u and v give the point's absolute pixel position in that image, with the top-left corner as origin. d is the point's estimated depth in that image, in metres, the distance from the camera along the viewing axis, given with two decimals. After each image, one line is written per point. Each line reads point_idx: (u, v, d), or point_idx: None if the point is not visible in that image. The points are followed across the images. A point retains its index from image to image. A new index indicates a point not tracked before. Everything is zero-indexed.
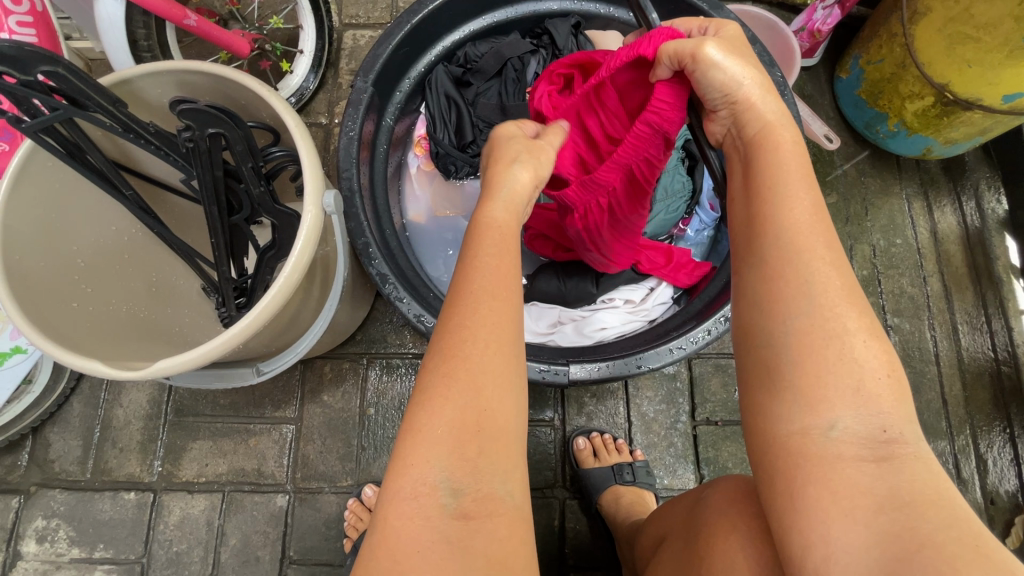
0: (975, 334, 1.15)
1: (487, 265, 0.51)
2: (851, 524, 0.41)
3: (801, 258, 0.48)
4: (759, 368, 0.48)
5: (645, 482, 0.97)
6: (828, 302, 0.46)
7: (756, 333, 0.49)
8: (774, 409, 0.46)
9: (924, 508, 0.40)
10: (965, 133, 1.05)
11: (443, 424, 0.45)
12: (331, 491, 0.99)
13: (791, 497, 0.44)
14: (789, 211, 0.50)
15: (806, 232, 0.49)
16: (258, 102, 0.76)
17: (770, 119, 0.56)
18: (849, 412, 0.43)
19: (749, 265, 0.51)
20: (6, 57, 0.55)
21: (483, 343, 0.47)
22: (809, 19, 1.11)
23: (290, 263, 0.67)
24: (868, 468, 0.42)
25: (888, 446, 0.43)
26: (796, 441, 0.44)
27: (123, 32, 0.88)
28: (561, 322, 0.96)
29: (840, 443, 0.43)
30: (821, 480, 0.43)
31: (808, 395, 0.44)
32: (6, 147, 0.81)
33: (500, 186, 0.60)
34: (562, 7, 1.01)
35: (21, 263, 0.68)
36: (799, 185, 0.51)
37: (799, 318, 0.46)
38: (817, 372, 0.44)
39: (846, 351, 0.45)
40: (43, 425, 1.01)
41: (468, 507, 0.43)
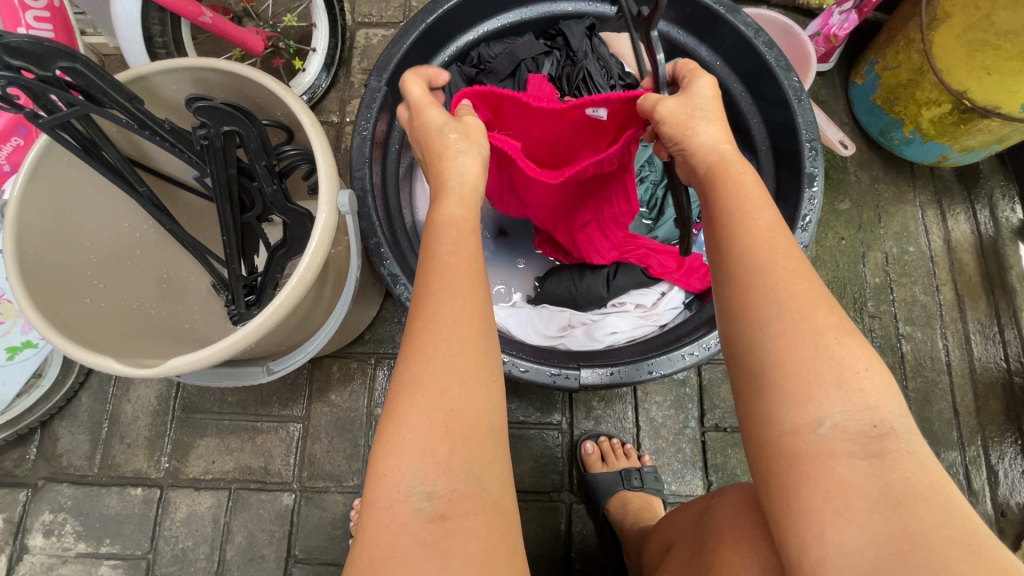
0: (988, 344, 1.14)
1: (443, 264, 0.51)
2: (845, 524, 0.39)
3: (763, 270, 0.48)
4: (745, 376, 0.47)
5: (653, 488, 0.96)
6: (801, 308, 0.45)
7: (738, 348, 0.48)
8: (764, 413, 0.45)
9: (916, 506, 0.39)
10: (982, 140, 1.04)
11: (411, 429, 0.44)
12: (337, 491, 0.99)
13: (787, 498, 0.42)
14: (748, 230, 0.50)
15: (767, 245, 0.49)
16: (273, 101, 0.76)
17: (716, 158, 0.57)
18: (837, 408, 0.42)
19: (724, 277, 0.50)
20: (25, 52, 0.55)
21: (445, 343, 0.47)
22: (825, 24, 1.11)
23: (303, 261, 0.67)
24: (861, 466, 0.40)
25: (878, 442, 0.41)
26: (788, 442, 0.43)
27: (139, 28, 0.88)
28: (572, 326, 0.95)
29: (830, 440, 0.41)
30: (813, 480, 0.41)
31: (793, 395, 0.43)
32: (22, 141, 0.82)
33: (450, 183, 0.60)
34: (576, 9, 1.00)
35: (35, 259, 0.68)
36: (755, 206, 0.51)
37: (774, 325, 0.45)
38: (798, 371, 0.44)
39: (823, 349, 0.44)
40: (51, 419, 1.01)
41: (443, 509, 0.42)
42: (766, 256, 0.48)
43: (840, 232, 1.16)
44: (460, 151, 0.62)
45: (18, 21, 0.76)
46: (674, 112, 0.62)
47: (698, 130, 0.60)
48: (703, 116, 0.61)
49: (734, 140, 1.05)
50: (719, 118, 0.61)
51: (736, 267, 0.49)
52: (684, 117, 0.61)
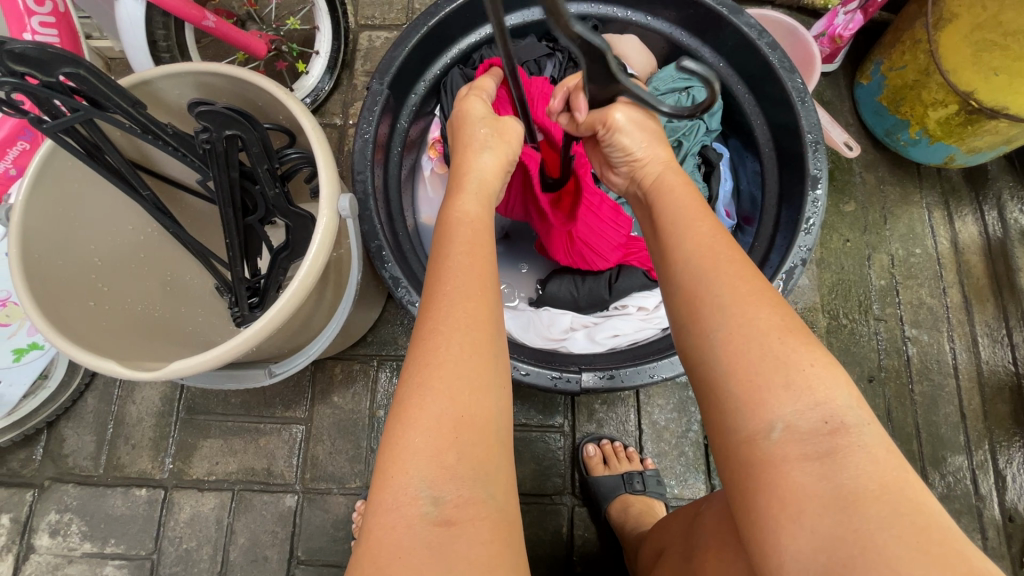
0: (995, 347, 1.12)
1: (460, 266, 0.52)
2: (799, 530, 0.39)
3: (708, 277, 0.48)
4: (702, 385, 0.46)
5: (655, 491, 0.96)
6: (740, 308, 0.46)
7: (692, 355, 0.48)
8: (722, 421, 0.44)
9: (866, 506, 0.38)
10: (990, 141, 1.03)
11: (421, 431, 0.44)
12: (340, 493, 0.99)
13: (745, 505, 0.42)
14: (692, 238, 0.52)
15: (709, 251, 0.50)
16: (276, 105, 0.76)
17: (660, 170, 0.63)
18: (788, 408, 0.41)
19: (667, 287, 0.52)
20: (28, 58, 0.55)
21: (456, 347, 0.47)
22: (830, 24, 1.10)
23: (306, 265, 0.67)
24: (811, 468, 0.40)
25: (830, 439, 0.40)
26: (746, 450, 0.42)
27: (143, 32, 0.89)
28: (573, 328, 0.94)
29: (784, 445, 0.41)
30: (768, 487, 0.41)
31: (747, 401, 0.43)
32: (27, 145, 0.82)
33: (470, 181, 0.62)
34: (578, 11, 1.00)
35: (40, 263, 0.68)
36: (696, 215, 0.54)
37: (720, 331, 0.45)
38: (747, 375, 0.43)
39: (767, 351, 0.43)
40: (58, 420, 1.02)
41: (450, 514, 0.42)
42: (712, 263, 0.49)
43: (845, 234, 1.15)
44: (487, 150, 0.65)
45: (24, 27, 0.76)
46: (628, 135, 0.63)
47: (640, 154, 0.63)
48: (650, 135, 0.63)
49: (737, 141, 1.05)
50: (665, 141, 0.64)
51: (680, 280, 0.50)
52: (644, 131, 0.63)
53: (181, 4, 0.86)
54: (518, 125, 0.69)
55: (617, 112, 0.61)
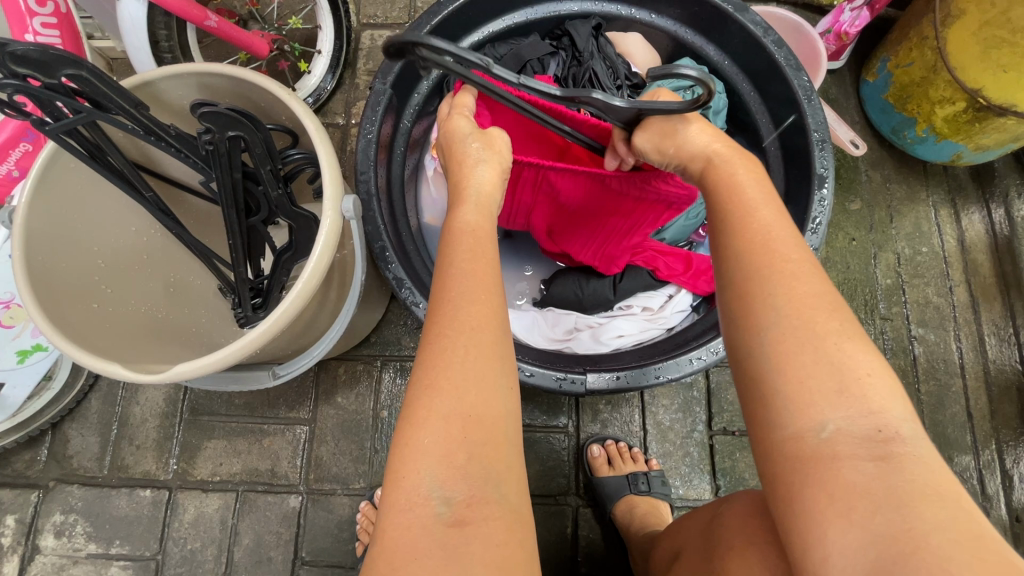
0: (1002, 346, 1.11)
1: (463, 269, 0.51)
2: (847, 526, 0.38)
3: (763, 273, 0.46)
4: (745, 380, 0.46)
5: (661, 492, 0.95)
6: (799, 310, 0.44)
7: (739, 350, 0.46)
8: (767, 417, 0.43)
9: (919, 507, 0.37)
10: (997, 139, 1.01)
11: (430, 432, 0.44)
12: (344, 493, 0.99)
13: (789, 497, 0.41)
14: (747, 229, 0.49)
15: (769, 244, 0.48)
16: (278, 105, 0.76)
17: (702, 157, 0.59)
18: (843, 411, 0.41)
19: (720, 279, 0.50)
20: (30, 60, 0.55)
21: (461, 350, 0.46)
22: (836, 21, 1.09)
23: (308, 267, 0.67)
24: (867, 468, 0.39)
25: (884, 446, 0.40)
26: (792, 447, 0.41)
27: (145, 33, 0.88)
28: (577, 329, 0.94)
29: (835, 443, 0.40)
30: (818, 482, 0.40)
31: (794, 400, 0.42)
32: (30, 146, 0.82)
33: (469, 190, 0.61)
34: (582, 8, 1.00)
35: (44, 265, 0.68)
36: (760, 202, 0.51)
37: (772, 330, 0.44)
38: (801, 377, 0.42)
39: (821, 354, 0.42)
40: (62, 421, 1.02)
41: (462, 514, 0.42)
42: (769, 258, 0.47)
43: (851, 233, 1.15)
44: (481, 162, 0.63)
45: (26, 27, 0.76)
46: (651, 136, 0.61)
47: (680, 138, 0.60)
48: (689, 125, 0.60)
49: (742, 140, 1.04)
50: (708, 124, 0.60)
51: (736, 267, 0.48)
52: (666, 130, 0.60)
53: (183, 5, 0.85)
54: (505, 136, 0.67)
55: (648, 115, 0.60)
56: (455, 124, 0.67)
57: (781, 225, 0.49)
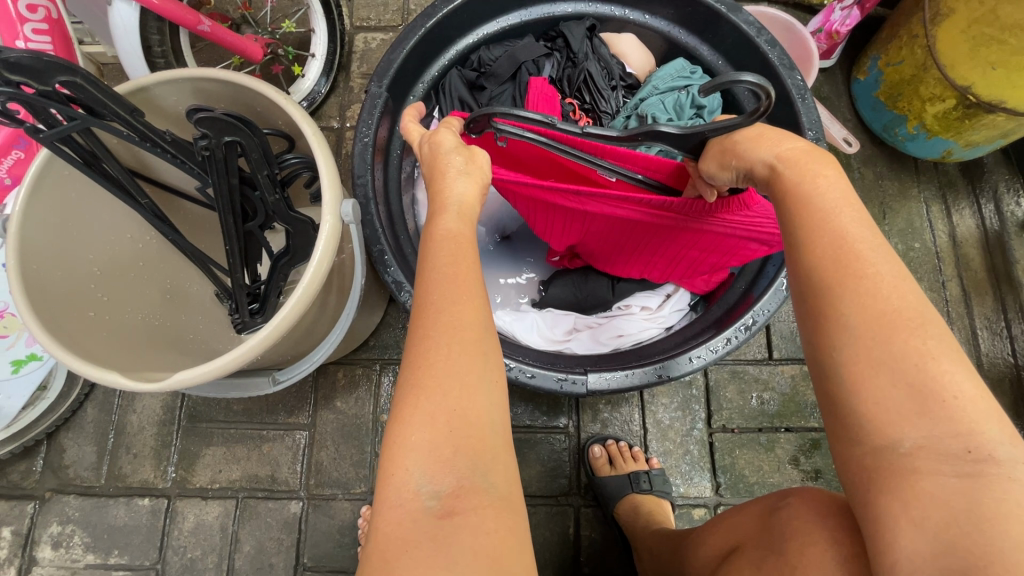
0: (994, 339, 1.13)
1: (444, 270, 0.50)
2: (917, 533, 0.39)
3: (838, 286, 0.45)
4: (822, 395, 0.46)
5: (662, 490, 0.96)
6: (873, 328, 0.42)
7: (815, 367, 0.46)
8: (842, 429, 0.44)
9: (1004, 524, 0.37)
10: (987, 135, 1.03)
11: (417, 429, 0.44)
12: (344, 498, 0.99)
13: (867, 503, 0.42)
14: (826, 233, 0.47)
15: (851, 252, 0.45)
16: (274, 109, 0.75)
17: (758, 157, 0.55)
18: (926, 429, 0.40)
19: (795, 288, 0.49)
20: (23, 68, 0.54)
21: (445, 349, 0.46)
22: (827, 20, 1.10)
23: (308, 270, 0.67)
24: (949, 484, 0.39)
25: (974, 464, 0.39)
26: (870, 459, 0.42)
27: (137, 38, 0.87)
28: (577, 330, 0.94)
29: (914, 458, 0.40)
30: (894, 491, 0.40)
31: (871, 417, 0.42)
32: (23, 154, 0.81)
33: (447, 199, 0.57)
34: (575, 9, 1.00)
35: (39, 273, 0.68)
36: (834, 204, 0.48)
37: (848, 349, 0.43)
38: (879, 396, 0.41)
39: (902, 373, 0.41)
40: (57, 431, 1.00)
41: (452, 505, 0.42)
42: (849, 272, 0.45)
43: None
44: (460, 175, 0.58)
45: (17, 34, 0.75)
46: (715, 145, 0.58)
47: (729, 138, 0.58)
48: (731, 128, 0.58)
49: None
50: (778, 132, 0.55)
51: (806, 274, 0.47)
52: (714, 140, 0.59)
53: (177, 10, 0.85)
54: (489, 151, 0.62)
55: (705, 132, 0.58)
56: (440, 138, 0.63)
57: (865, 234, 0.46)
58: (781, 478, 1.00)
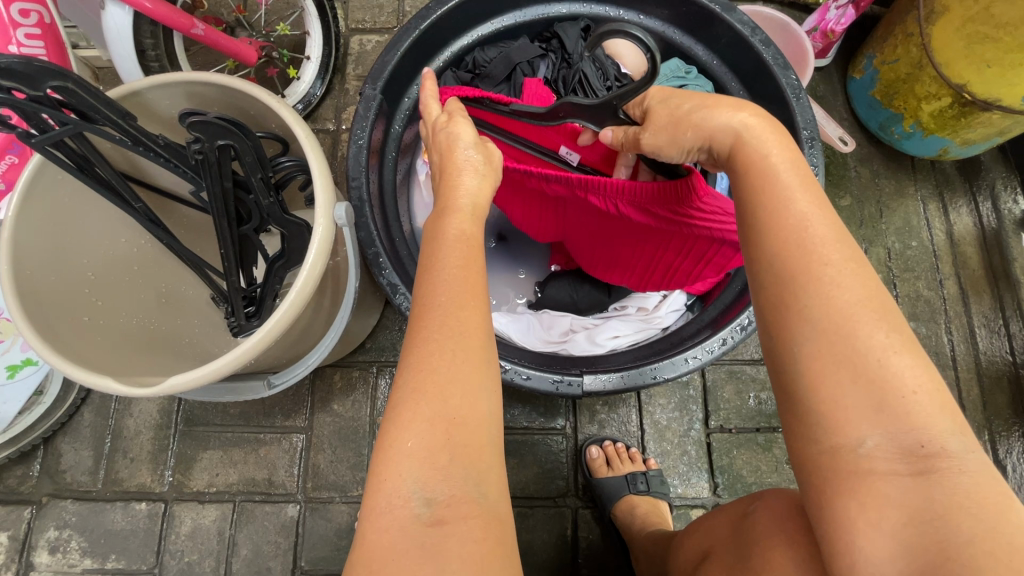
0: (993, 338, 1.13)
1: (450, 273, 0.50)
2: (875, 534, 0.39)
3: (798, 282, 0.44)
4: (782, 393, 0.45)
5: (660, 491, 0.95)
6: (836, 321, 0.42)
7: (776, 361, 0.45)
8: (802, 428, 0.43)
9: (957, 521, 0.37)
10: (983, 133, 1.03)
11: (413, 435, 0.43)
12: (342, 501, 0.99)
13: (824, 503, 0.42)
14: (793, 225, 0.46)
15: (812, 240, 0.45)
16: (268, 112, 0.75)
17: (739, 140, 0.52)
18: (881, 425, 0.40)
19: (754, 282, 0.48)
20: (13, 73, 0.54)
21: (448, 354, 0.46)
22: (822, 19, 1.10)
23: (301, 276, 0.66)
24: (903, 482, 0.39)
25: (926, 460, 0.39)
26: (827, 459, 0.42)
27: (131, 42, 0.87)
28: (573, 331, 0.94)
29: (872, 458, 0.40)
30: (850, 493, 0.40)
31: (832, 415, 0.41)
32: (17, 159, 0.81)
33: (459, 200, 0.57)
34: (570, 10, 1.00)
35: (32, 279, 0.67)
36: (792, 193, 0.47)
37: (808, 343, 0.43)
38: (838, 391, 0.41)
39: (861, 368, 0.41)
40: (54, 435, 1.00)
41: (442, 514, 0.41)
42: (810, 263, 0.44)
43: None
44: (472, 175, 0.60)
45: (9, 39, 0.75)
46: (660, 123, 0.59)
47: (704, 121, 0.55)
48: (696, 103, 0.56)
49: None
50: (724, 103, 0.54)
51: (766, 270, 0.46)
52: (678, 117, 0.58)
53: (170, 14, 0.85)
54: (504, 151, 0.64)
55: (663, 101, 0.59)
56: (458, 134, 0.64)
57: (826, 223, 0.46)
58: (779, 478, 1.00)
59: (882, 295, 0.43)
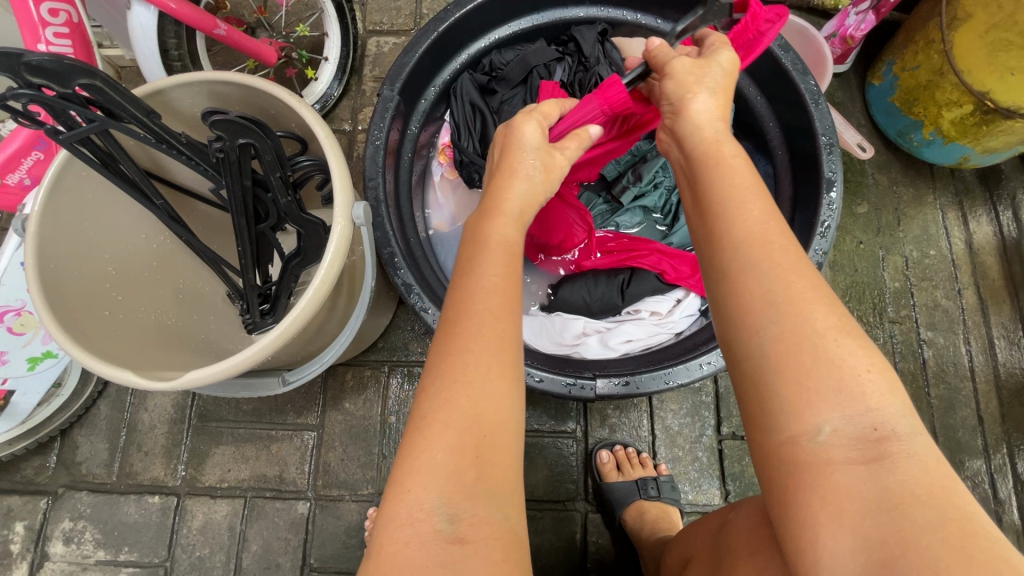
0: (1012, 349, 1.11)
1: (489, 284, 0.50)
2: (838, 529, 0.37)
3: (761, 269, 0.44)
4: (744, 384, 0.44)
5: (670, 497, 0.95)
6: (795, 306, 0.42)
7: (735, 349, 0.44)
8: (763, 419, 0.42)
9: (911, 510, 0.36)
10: (1004, 142, 1.02)
11: (442, 448, 0.43)
12: (352, 499, 0.99)
13: (785, 501, 0.40)
14: (741, 224, 0.46)
15: (762, 239, 0.45)
16: (288, 113, 0.76)
17: (710, 137, 0.55)
18: (836, 413, 0.39)
19: (709, 277, 0.48)
20: (45, 71, 0.56)
21: (484, 365, 0.46)
22: (841, 25, 1.09)
23: (320, 273, 0.67)
24: (858, 471, 0.38)
25: (878, 446, 0.38)
26: (788, 451, 0.40)
27: (155, 41, 0.89)
28: (586, 334, 0.93)
29: (829, 447, 0.39)
30: (810, 486, 0.39)
31: (791, 402, 0.40)
32: (42, 155, 0.82)
33: (510, 206, 0.57)
34: (587, 14, 1.01)
35: (57, 273, 0.69)
36: (746, 196, 0.48)
37: (771, 329, 0.42)
38: (798, 379, 0.40)
39: (819, 357, 0.40)
40: (71, 427, 1.02)
41: (464, 532, 0.41)
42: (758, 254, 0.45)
43: (858, 236, 1.14)
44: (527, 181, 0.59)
45: (38, 38, 0.77)
46: (686, 72, 0.60)
47: (693, 104, 0.57)
48: (709, 86, 0.58)
49: (749, 144, 1.05)
50: (722, 94, 0.58)
51: (721, 267, 0.46)
52: (689, 82, 0.58)
53: (195, 14, 0.86)
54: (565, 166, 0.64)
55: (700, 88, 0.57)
56: (523, 131, 0.63)
57: (771, 219, 0.47)
58: None
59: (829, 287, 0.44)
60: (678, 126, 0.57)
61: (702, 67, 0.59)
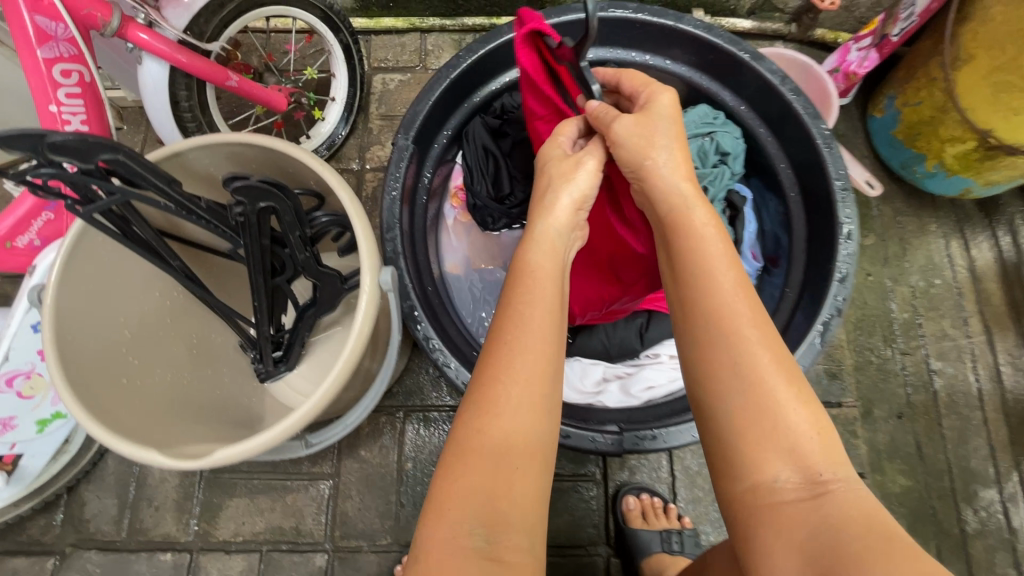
0: (1019, 376, 1.12)
1: (520, 315, 0.51)
2: (787, 553, 0.42)
3: (726, 343, 0.49)
4: (712, 444, 0.49)
5: (692, 552, 0.95)
6: (760, 378, 0.47)
7: (704, 412, 0.49)
8: (725, 471, 0.48)
9: (846, 527, 0.40)
10: (1007, 175, 1.04)
11: (477, 471, 0.43)
12: (370, 550, 0.97)
13: (747, 537, 0.45)
14: (710, 294, 0.51)
15: (728, 311, 0.50)
16: (307, 171, 0.75)
17: (676, 202, 0.58)
18: (784, 464, 0.45)
19: (682, 348, 0.52)
20: (68, 148, 0.54)
21: (515, 399, 0.46)
22: (843, 60, 1.11)
23: (352, 337, 0.66)
24: (802, 504, 0.43)
25: (820, 485, 0.44)
26: (749, 495, 0.46)
27: (166, 93, 0.88)
28: (606, 379, 0.93)
29: (779, 488, 0.45)
30: (761, 518, 0.44)
31: (747, 456, 0.46)
32: (53, 215, 0.80)
33: (535, 229, 0.59)
34: (596, 56, 0.99)
35: (73, 341, 0.67)
36: (718, 265, 0.53)
37: (736, 399, 0.47)
38: (752, 437, 0.46)
39: (773, 420, 0.46)
40: (77, 484, 0.99)
41: (502, 552, 0.41)
42: (724, 329, 0.49)
43: (865, 268, 1.16)
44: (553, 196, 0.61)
45: (49, 99, 0.76)
46: (632, 135, 0.60)
47: (655, 165, 0.59)
48: (663, 143, 0.59)
49: (759, 182, 1.06)
50: (680, 143, 0.60)
51: (692, 340, 0.51)
52: (644, 143, 0.59)
53: (206, 67, 0.85)
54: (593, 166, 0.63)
55: (657, 147, 0.59)
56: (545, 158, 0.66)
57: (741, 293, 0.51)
58: None
59: (789, 351, 0.50)
60: (646, 192, 0.60)
61: (647, 120, 0.61)
